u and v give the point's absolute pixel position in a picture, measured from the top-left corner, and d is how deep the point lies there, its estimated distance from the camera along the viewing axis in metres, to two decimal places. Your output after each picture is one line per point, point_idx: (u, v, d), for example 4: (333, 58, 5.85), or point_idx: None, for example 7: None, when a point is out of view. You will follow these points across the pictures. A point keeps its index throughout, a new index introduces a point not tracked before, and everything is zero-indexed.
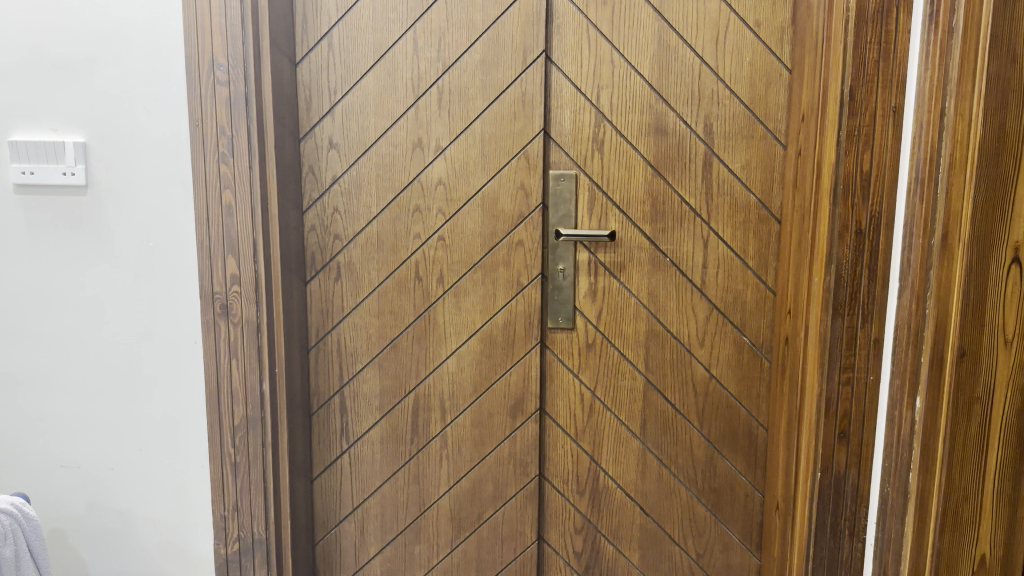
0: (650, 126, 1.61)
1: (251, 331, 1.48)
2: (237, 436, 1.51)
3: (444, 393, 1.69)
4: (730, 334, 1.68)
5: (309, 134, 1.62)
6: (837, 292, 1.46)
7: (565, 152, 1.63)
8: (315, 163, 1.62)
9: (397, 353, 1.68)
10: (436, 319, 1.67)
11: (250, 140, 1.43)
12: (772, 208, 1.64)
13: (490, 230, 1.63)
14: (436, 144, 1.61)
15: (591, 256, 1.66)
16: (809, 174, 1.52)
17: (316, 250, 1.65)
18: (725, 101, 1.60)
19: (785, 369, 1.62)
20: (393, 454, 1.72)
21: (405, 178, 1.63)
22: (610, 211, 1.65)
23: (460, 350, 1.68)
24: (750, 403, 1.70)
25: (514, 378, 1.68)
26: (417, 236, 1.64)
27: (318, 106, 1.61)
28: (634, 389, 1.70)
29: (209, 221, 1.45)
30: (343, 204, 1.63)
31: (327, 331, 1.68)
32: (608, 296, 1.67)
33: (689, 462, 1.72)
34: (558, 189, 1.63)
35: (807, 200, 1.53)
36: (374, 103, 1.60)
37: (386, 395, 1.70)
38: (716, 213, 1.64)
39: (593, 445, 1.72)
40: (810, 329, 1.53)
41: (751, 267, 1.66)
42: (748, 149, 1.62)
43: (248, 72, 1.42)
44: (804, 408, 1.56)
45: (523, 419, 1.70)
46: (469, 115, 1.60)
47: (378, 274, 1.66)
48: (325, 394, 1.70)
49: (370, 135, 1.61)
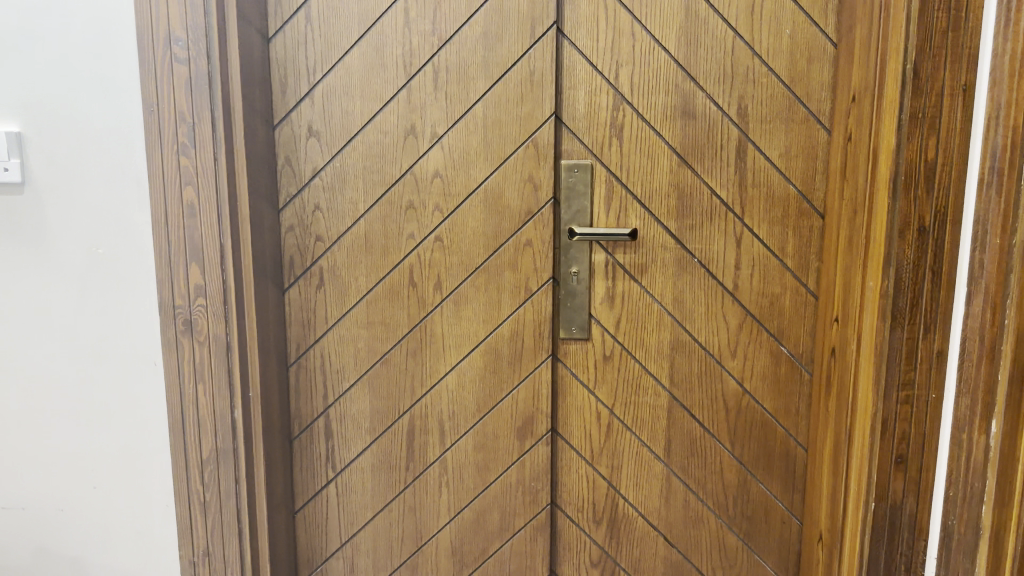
0: (676, 109, 1.41)
1: (220, 351, 1.27)
2: (206, 470, 1.31)
3: (442, 413, 1.49)
4: (766, 344, 1.49)
5: (285, 120, 1.40)
6: (896, 300, 1.26)
7: (579, 138, 1.43)
8: (293, 153, 1.41)
9: (390, 369, 1.48)
10: (434, 330, 1.47)
11: (215, 128, 1.22)
12: (814, 201, 1.44)
13: (494, 228, 1.43)
14: (431, 131, 1.40)
15: (608, 257, 1.46)
16: (862, 163, 1.32)
17: (295, 253, 1.44)
18: (762, 80, 1.40)
19: (833, 385, 1.42)
20: (385, 483, 1.52)
21: (396, 171, 1.41)
22: (631, 206, 1.45)
23: (461, 365, 1.48)
24: (788, 420, 1.51)
25: (522, 395, 1.49)
26: (411, 237, 1.43)
27: (295, 88, 1.39)
28: (657, 406, 1.51)
29: (168, 224, 1.24)
30: (326, 200, 1.42)
31: (310, 345, 1.47)
32: (627, 303, 1.48)
33: (719, 486, 1.53)
34: (572, 180, 1.43)
35: (859, 192, 1.33)
36: (359, 84, 1.39)
37: (378, 417, 1.49)
38: (751, 207, 1.45)
39: (611, 470, 1.53)
40: (863, 340, 1.33)
41: (790, 268, 1.46)
42: (788, 135, 1.42)
43: (211, 47, 1.20)
44: (854, 430, 1.36)
45: (533, 441, 1.50)
46: (469, 98, 1.39)
47: (367, 281, 1.45)
48: (308, 417, 1.50)
49: (355, 121, 1.40)
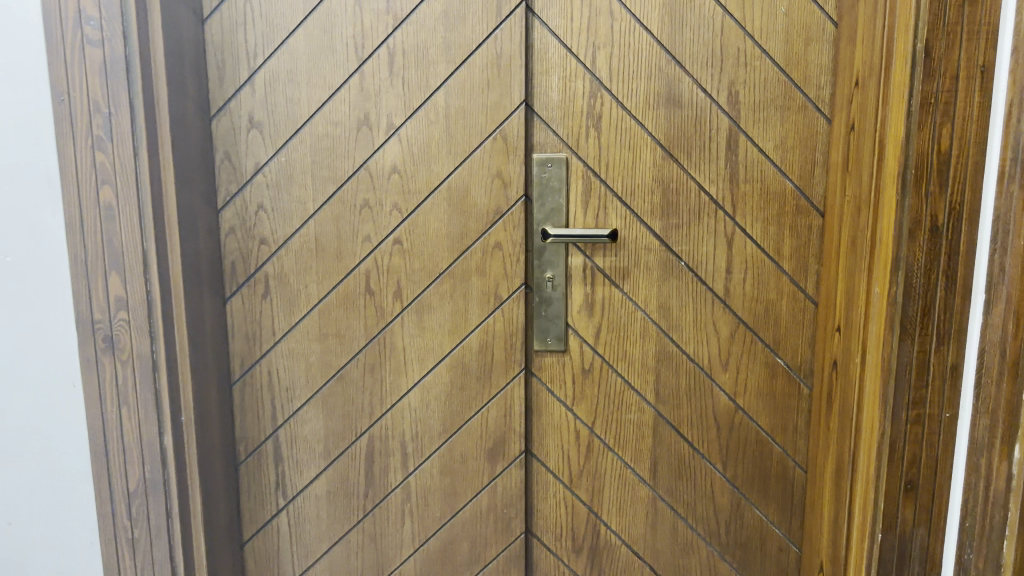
0: (661, 96, 1.27)
1: (146, 371, 1.13)
2: (134, 504, 1.17)
3: (405, 434, 1.35)
4: (760, 356, 1.35)
5: (223, 110, 1.25)
6: (905, 308, 1.10)
7: (553, 129, 1.29)
8: (232, 148, 1.26)
9: (345, 387, 1.33)
10: (394, 343, 1.32)
11: (135, 119, 1.08)
12: (813, 198, 1.30)
13: (459, 230, 1.29)
14: (387, 122, 1.26)
15: (586, 260, 1.32)
16: (866, 155, 1.17)
17: (237, 259, 1.29)
18: (755, 62, 1.26)
19: (836, 400, 1.28)
20: (342, 511, 1.37)
21: (349, 166, 1.27)
22: (610, 204, 1.31)
23: (425, 381, 1.33)
24: (786, 439, 1.38)
25: (492, 413, 1.34)
26: (367, 239, 1.29)
27: (234, 74, 1.24)
28: (642, 424, 1.37)
29: (83, 228, 1.09)
30: (271, 199, 1.27)
31: (255, 360, 1.32)
32: (608, 311, 1.34)
33: (711, 511, 1.40)
34: (545, 176, 1.29)
35: (863, 187, 1.18)
36: (306, 69, 1.24)
37: (332, 439, 1.35)
38: (743, 204, 1.30)
39: (591, 494, 1.39)
40: (870, 352, 1.18)
41: (786, 272, 1.33)
42: (784, 124, 1.28)
43: (128, 27, 1.06)
44: (859, 451, 1.22)
45: (505, 464, 1.36)
46: (430, 84, 1.25)
47: (318, 288, 1.30)
48: (255, 440, 1.35)
49: (302, 110, 1.25)
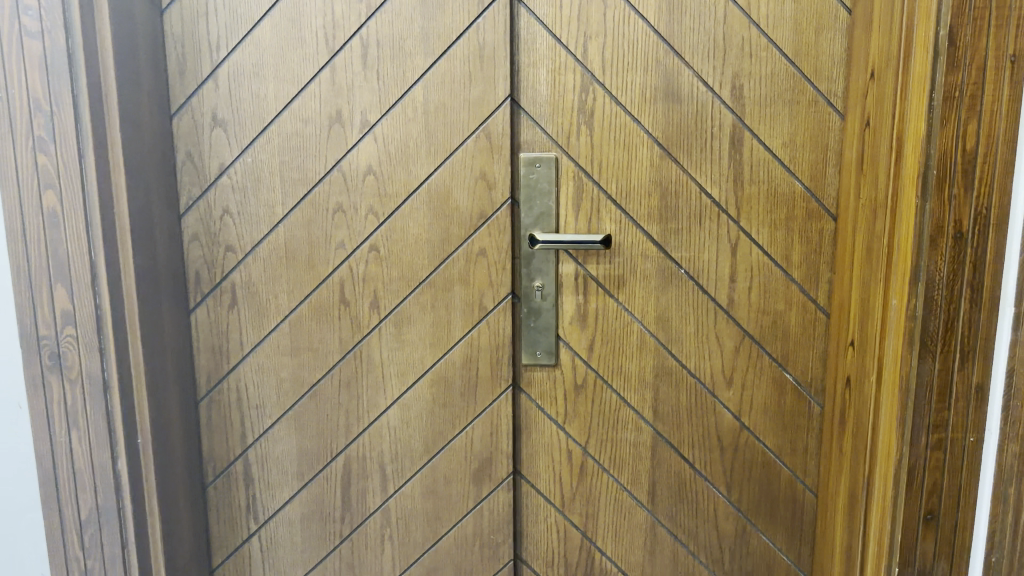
0: (658, 90, 1.17)
1: (96, 391, 1.05)
2: (86, 534, 1.08)
3: (384, 454, 1.26)
4: (767, 371, 1.25)
5: (185, 107, 1.16)
6: (926, 322, 0.99)
7: (541, 126, 1.19)
8: (195, 147, 1.17)
9: (319, 404, 1.24)
10: (371, 357, 1.23)
11: (80, 118, 0.99)
12: (825, 201, 1.20)
13: (440, 235, 1.19)
14: (361, 119, 1.16)
15: (578, 268, 1.22)
16: (883, 153, 1.07)
17: (201, 267, 1.20)
18: (761, 53, 1.16)
19: (850, 419, 1.18)
20: (318, 536, 1.28)
21: (320, 167, 1.17)
22: (604, 208, 1.21)
23: (405, 398, 1.24)
24: (794, 460, 1.28)
25: (478, 433, 1.25)
26: (341, 246, 1.20)
27: (196, 68, 1.15)
28: (639, 444, 1.27)
29: (24, 236, 1.00)
30: (237, 202, 1.18)
31: (223, 376, 1.24)
32: (602, 323, 1.24)
33: (713, 537, 1.30)
34: (534, 177, 1.19)
35: (879, 188, 1.08)
36: (273, 62, 1.15)
37: (306, 459, 1.26)
38: (749, 207, 1.20)
39: (585, 519, 1.30)
40: (886, 369, 1.07)
41: (795, 280, 1.22)
42: (792, 120, 1.18)
43: (71, 18, 0.97)
44: (874, 477, 1.11)
45: (492, 486, 1.27)
46: (407, 78, 1.15)
47: (289, 299, 1.21)
48: (223, 460, 1.26)
49: (269, 107, 1.16)
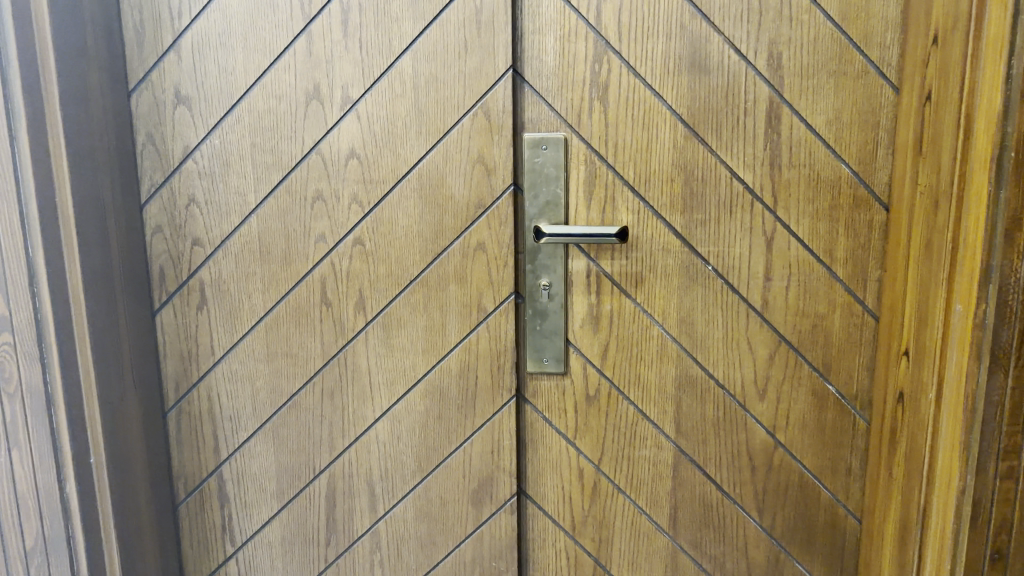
0: (682, 60, 1.01)
1: (38, 408, 0.92)
2: (33, 564, 0.96)
3: (372, 472, 1.12)
4: (806, 382, 1.09)
5: (144, 83, 1.03)
6: (999, 333, 0.83)
7: (547, 102, 1.04)
8: (156, 128, 1.04)
9: (300, 416, 1.11)
10: (356, 364, 1.09)
11: (12, 96, 0.87)
12: (875, 187, 1.04)
13: (432, 228, 1.05)
14: (342, 94, 1.02)
15: (590, 264, 1.08)
16: (947, 131, 0.91)
17: (166, 263, 1.08)
18: (802, 16, 0.99)
19: (902, 439, 1.02)
20: (301, 561, 1.16)
21: (296, 150, 1.04)
22: (620, 196, 1.06)
23: (395, 410, 1.10)
24: (836, 482, 1.13)
25: (477, 450, 1.11)
26: (321, 240, 1.06)
27: (155, 38, 1.02)
28: (658, 463, 1.13)
29: None
30: (204, 190, 1.05)
31: (193, 384, 1.11)
32: (617, 326, 1.09)
33: (743, 566, 1.16)
34: (539, 161, 1.05)
35: (942, 173, 0.92)
36: (241, 30, 1.01)
37: (286, 477, 1.13)
38: (786, 194, 1.05)
39: (598, 545, 1.16)
40: (947, 385, 0.91)
41: (840, 279, 1.07)
42: (838, 94, 1.01)
43: None
44: (930, 508, 0.96)
45: (493, 509, 1.13)
46: (393, 47, 1.01)
47: (264, 299, 1.08)
48: (195, 477, 1.14)
49: (237, 82, 1.02)
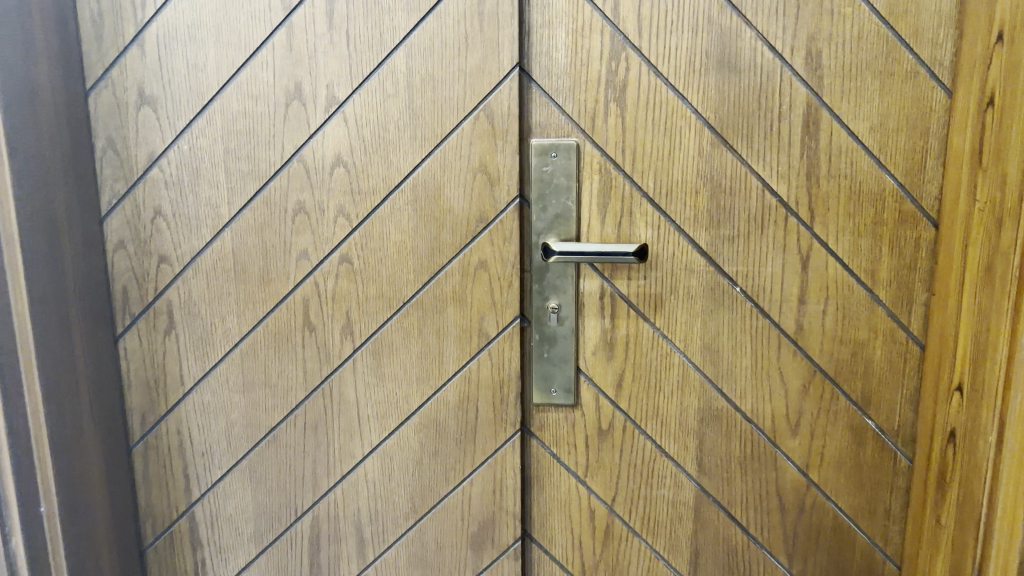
0: (710, 58, 0.90)
1: None
2: None
3: (360, 514, 1.02)
4: (843, 417, 0.99)
5: (103, 81, 0.92)
6: None
7: (557, 105, 0.93)
8: (118, 131, 0.93)
9: (280, 451, 1.00)
10: (343, 395, 0.98)
11: None
12: (924, 201, 0.92)
13: (428, 245, 0.94)
14: (326, 95, 0.90)
15: (604, 285, 0.96)
16: (1014, 141, 0.79)
17: (130, 283, 0.96)
18: (846, 8, 0.88)
19: (952, 484, 0.91)
20: None
21: (275, 157, 0.92)
22: (638, 210, 0.94)
23: (386, 446, 0.99)
24: (874, 526, 1.02)
25: (477, 489, 1.00)
26: (304, 257, 0.95)
27: (116, 31, 0.90)
28: (678, 504, 1.02)
29: None
30: (172, 202, 0.94)
31: (160, 417, 1.00)
32: (633, 352, 0.98)
33: None
34: (548, 171, 0.94)
35: (1007, 189, 0.80)
36: (212, 22, 0.89)
37: (264, 519, 1.02)
38: (824, 209, 0.93)
39: None
40: (1011, 430, 0.80)
41: (883, 303, 0.95)
42: (885, 96, 0.90)
43: None
44: (987, 567, 0.84)
45: (495, 555, 1.02)
46: (384, 42, 0.89)
47: (239, 323, 0.97)
48: (165, 518, 1.04)
49: (209, 80, 0.91)
